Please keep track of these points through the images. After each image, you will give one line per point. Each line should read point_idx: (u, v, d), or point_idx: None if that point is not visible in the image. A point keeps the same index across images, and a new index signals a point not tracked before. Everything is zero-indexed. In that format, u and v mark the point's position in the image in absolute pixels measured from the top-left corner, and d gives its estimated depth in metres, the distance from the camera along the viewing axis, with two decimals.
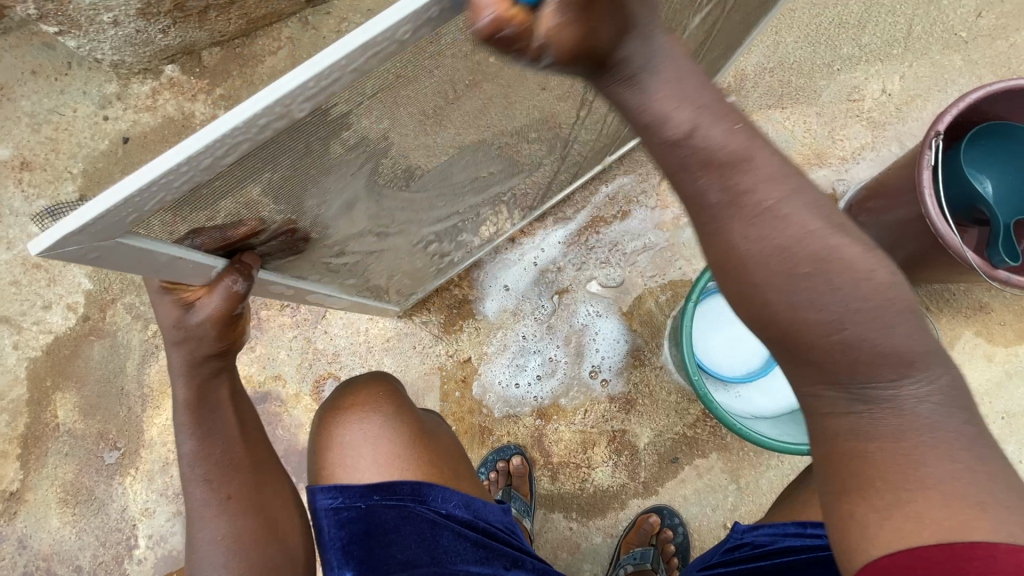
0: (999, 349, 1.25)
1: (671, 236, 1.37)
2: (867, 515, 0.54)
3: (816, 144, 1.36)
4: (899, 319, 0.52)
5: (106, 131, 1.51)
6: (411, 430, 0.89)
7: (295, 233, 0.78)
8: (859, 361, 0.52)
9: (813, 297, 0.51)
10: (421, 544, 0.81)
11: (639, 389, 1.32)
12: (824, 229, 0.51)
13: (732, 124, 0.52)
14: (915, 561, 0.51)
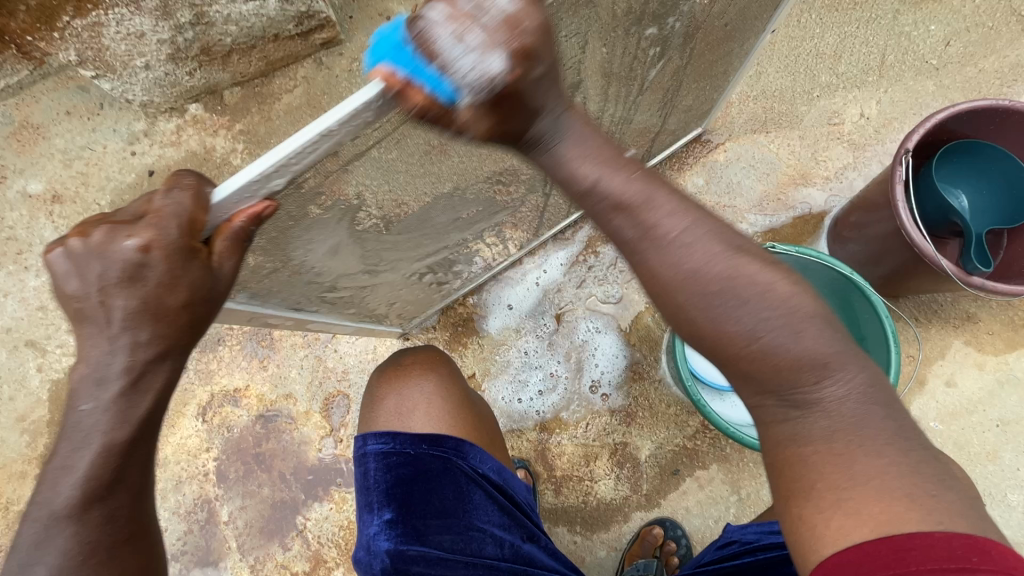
0: (989, 357, 1.28)
1: None
2: (812, 516, 0.54)
3: (800, 164, 1.44)
4: (811, 329, 0.56)
5: (133, 165, 1.62)
6: (459, 398, 0.93)
7: (281, 281, 0.86)
8: (779, 367, 0.56)
9: (748, 315, 0.56)
10: (456, 497, 0.83)
11: (638, 403, 1.36)
12: (725, 251, 0.57)
13: (630, 174, 0.59)
14: (860, 556, 0.50)
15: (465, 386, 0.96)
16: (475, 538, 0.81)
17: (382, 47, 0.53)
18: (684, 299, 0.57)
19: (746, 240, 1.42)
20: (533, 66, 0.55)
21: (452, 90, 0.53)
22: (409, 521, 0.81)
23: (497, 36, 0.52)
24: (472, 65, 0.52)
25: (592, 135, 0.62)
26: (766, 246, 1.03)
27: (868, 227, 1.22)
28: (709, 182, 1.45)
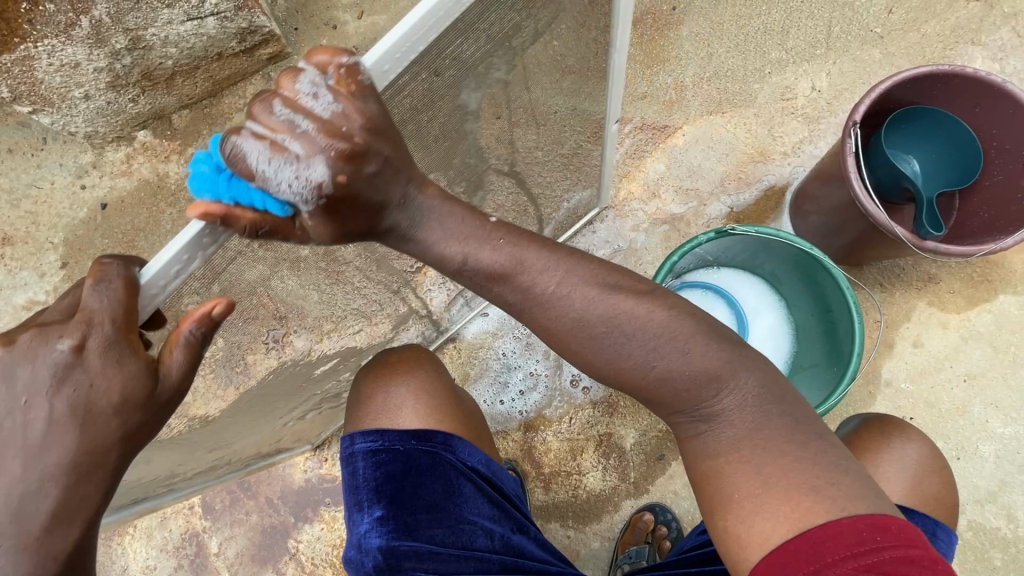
0: (952, 315, 1.31)
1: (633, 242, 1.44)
2: (732, 525, 0.66)
3: (757, 142, 1.46)
4: (691, 346, 0.70)
5: (84, 199, 1.57)
6: (445, 393, 0.91)
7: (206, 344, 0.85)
8: (673, 385, 0.71)
9: (635, 353, 0.70)
10: (446, 490, 0.81)
11: (619, 392, 1.36)
12: (603, 295, 0.71)
13: (496, 242, 0.70)
14: (786, 554, 0.62)
15: (450, 381, 0.95)
16: (466, 531, 0.81)
17: (205, 177, 0.58)
18: (581, 351, 0.73)
19: (711, 222, 1.44)
20: (363, 163, 0.61)
21: (282, 204, 0.60)
22: (401, 516, 0.80)
23: (317, 141, 0.58)
24: (293, 177, 0.57)
25: (456, 220, 0.71)
26: (724, 229, 1.03)
27: (826, 200, 1.24)
28: (670, 167, 1.46)
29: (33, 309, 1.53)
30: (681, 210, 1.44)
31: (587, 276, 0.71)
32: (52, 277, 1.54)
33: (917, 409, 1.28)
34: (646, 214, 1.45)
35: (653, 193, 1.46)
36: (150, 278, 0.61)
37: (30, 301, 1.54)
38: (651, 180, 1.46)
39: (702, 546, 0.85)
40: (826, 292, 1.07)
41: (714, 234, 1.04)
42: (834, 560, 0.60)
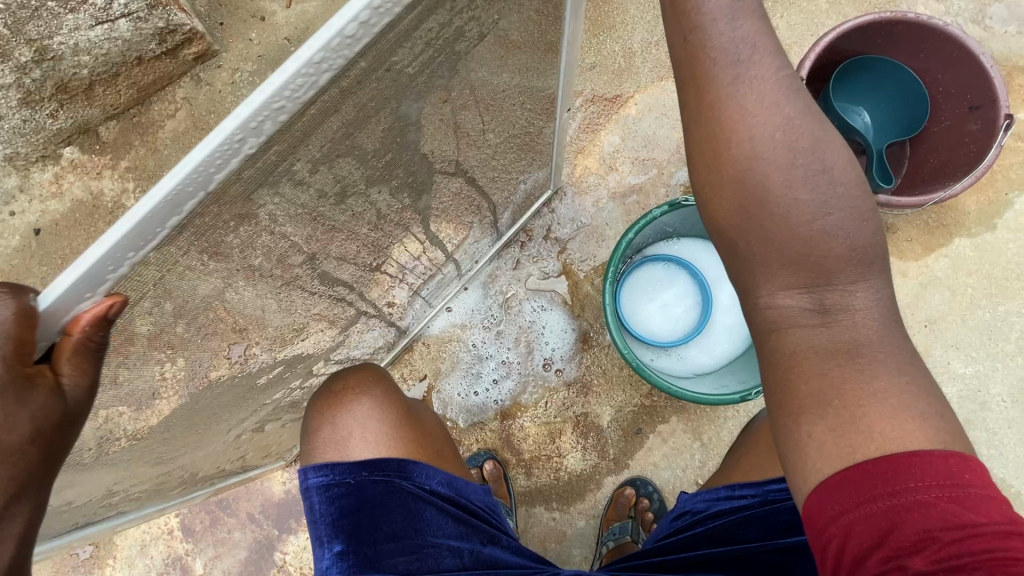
0: (911, 264, 1.33)
1: (594, 219, 1.41)
2: (819, 433, 0.57)
3: None
4: (858, 229, 0.59)
5: (15, 226, 1.47)
6: (400, 413, 0.89)
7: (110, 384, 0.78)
8: (829, 261, 0.59)
9: (811, 193, 0.59)
10: (406, 517, 0.81)
11: (592, 372, 1.36)
12: (817, 127, 0.60)
13: (754, 23, 0.60)
14: (858, 473, 0.54)
15: (405, 400, 0.93)
16: (432, 554, 0.81)
17: None
18: (743, 156, 0.60)
19: (670, 191, 1.41)
20: None
21: None
22: (361, 550, 0.79)
23: None
24: None
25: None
26: (678, 201, 1.02)
27: None
28: (624, 138, 1.43)
29: None
30: (639, 181, 1.42)
31: (788, 75, 0.61)
32: None
33: None
34: (605, 188, 1.42)
35: (610, 167, 1.42)
36: (47, 306, 0.58)
37: None
38: (607, 154, 1.43)
39: (677, 533, 0.87)
40: None
41: (667, 208, 1.03)
42: (915, 487, 0.53)
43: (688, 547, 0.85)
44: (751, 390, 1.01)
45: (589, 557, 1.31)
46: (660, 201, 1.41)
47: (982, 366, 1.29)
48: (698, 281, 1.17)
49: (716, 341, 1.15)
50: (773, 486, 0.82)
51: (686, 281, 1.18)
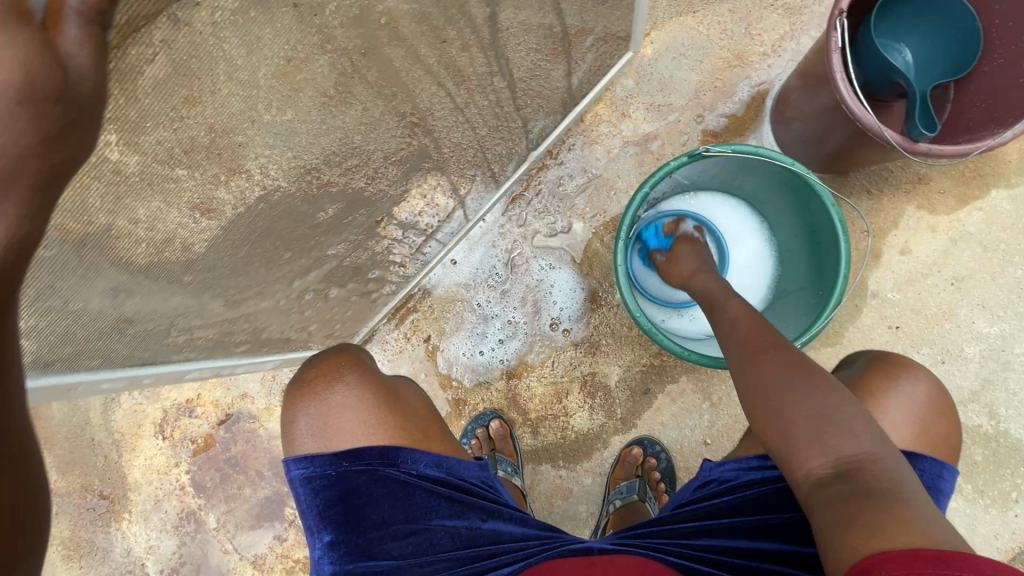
0: (942, 218, 1.25)
1: (605, 171, 1.33)
2: (848, 539, 0.57)
3: (733, 44, 1.31)
4: (802, 360, 0.73)
5: None
6: (379, 396, 0.85)
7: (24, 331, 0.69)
8: (820, 453, 0.65)
9: (776, 381, 0.71)
10: (395, 503, 0.82)
11: (601, 331, 1.32)
12: (749, 315, 0.83)
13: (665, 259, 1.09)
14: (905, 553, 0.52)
15: (386, 381, 0.89)
16: (427, 536, 0.82)
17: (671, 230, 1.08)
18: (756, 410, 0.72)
19: (686, 140, 1.31)
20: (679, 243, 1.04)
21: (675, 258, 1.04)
22: (351, 539, 0.80)
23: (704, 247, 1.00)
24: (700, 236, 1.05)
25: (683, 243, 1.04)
26: (698, 151, 0.93)
27: (809, 104, 1.14)
28: (639, 82, 1.32)
29: None
30: (653, 129, 1.32)
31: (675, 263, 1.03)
32: None
33: (904, 318, 1.25)
34: (617, 137, 1.32)
35: (623, 113, 1.32)
36: None
37: None
38: (620, 99, 1.32)
39: (700, 500, 0.87)
40: (812, 209, 0.98)
41: (686, 159, 0.94)
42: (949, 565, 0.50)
43: (710, 514, 0.86)
44: None
45: (595, 513, 1.31)
46: (675, 151, 1.32)
47: (1007, 325, 1.24)
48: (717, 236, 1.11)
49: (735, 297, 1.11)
50: None
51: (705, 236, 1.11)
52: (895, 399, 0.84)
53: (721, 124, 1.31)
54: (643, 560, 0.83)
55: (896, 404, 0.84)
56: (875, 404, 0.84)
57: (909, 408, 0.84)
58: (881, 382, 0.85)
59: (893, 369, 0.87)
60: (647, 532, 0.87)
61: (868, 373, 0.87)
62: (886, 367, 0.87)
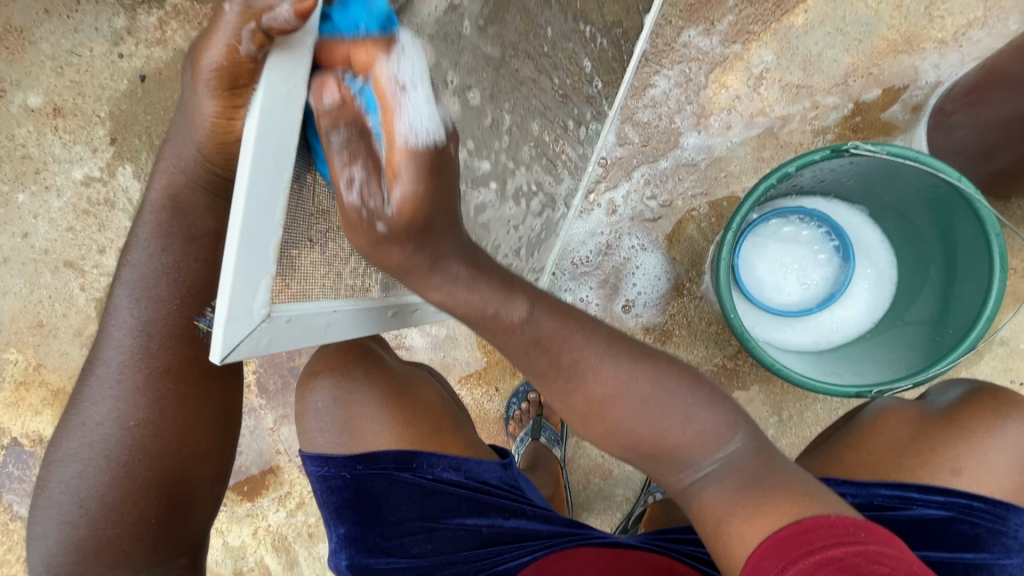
0: None
1: (719, 151, 1.20)
2: (734, 525, 0.59)
3: (905, 25, 1.12)
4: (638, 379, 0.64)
5: (123, 70, 1.43)
6: (387, 390, 0.85)
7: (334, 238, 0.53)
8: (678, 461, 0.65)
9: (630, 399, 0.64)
10: (413, 502, 0.82)
11: (676, 320, 1.24)
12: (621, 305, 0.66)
13: None
14: (778, 541, 0.56)
15: (398, 373, 0.87)
16: (446, 534, 0.83)
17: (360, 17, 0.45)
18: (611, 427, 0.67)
19: (820, 129, 1.16)
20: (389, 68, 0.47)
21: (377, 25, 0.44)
22: (368, 536, 0.82)
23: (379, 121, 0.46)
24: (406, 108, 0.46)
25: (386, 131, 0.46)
26: (844, 147, 0.80)
27: (988, 110, 0.98)
28: (780, 56, 1.17)
29: (90, 185, 1.47)
30: (784, 111, 1.17)
31: None
32: (103, 153, 1.45)
33: None
34: (740, 114, 1.19)
35: (754, 88, 1.18)
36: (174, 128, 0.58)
37: (86, 177, 1.46)
38: (754, 71, 1.18)
39: None
40: (957, 237, 0.84)
41: (829, 154, 0.82)
42: (823, 544, 0.54)
43: None
44: (872, 390, 0.82)
45: (631, 498, 1.29)
46: (805, 140, 1.17)
47: None
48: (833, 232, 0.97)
49: (840, 311, 0.98)
50: (883, 490, 0.71)
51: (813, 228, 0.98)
52: (991, 446, 0.71)
53: (898, 115, 1.14)
54: (670, 563, 0.79)
55: (994, 453, 0.71)
56: (965, 448, 0.72)
57: (1008, 457, 0.71)
58: (979, 420, 0.72)
59: (999, 405, 0.73)
60: (677, 538, 0.83)
61: (965, 407, 0.74)
62: (991, 403, 0.74)
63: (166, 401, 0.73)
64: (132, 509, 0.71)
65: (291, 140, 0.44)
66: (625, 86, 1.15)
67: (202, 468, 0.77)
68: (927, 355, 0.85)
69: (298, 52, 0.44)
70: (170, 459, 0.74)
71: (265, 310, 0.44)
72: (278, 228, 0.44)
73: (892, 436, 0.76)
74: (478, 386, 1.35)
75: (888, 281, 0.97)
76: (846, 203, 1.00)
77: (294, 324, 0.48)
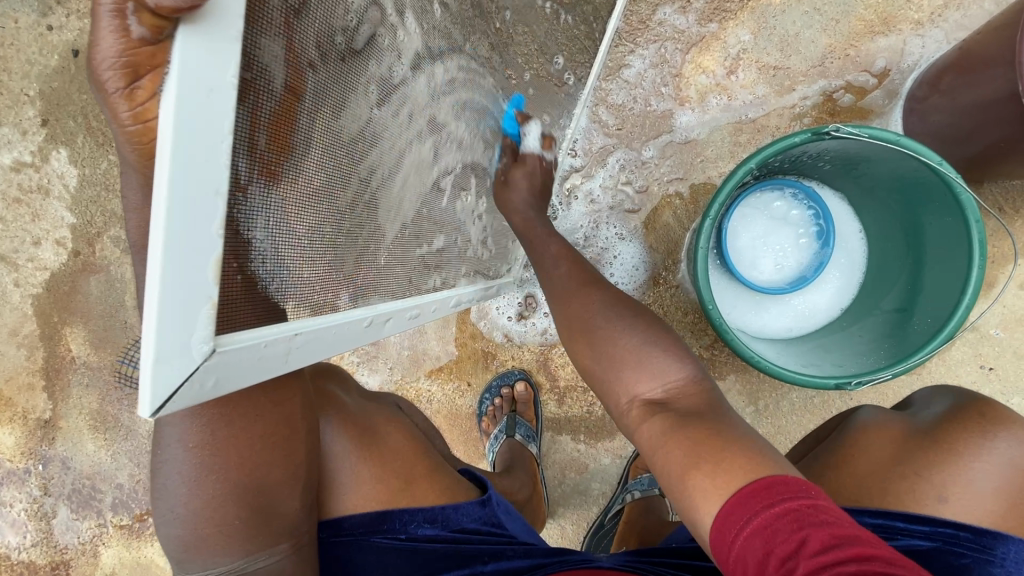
0: None
1: (693, 136, 1.16)
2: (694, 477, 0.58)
3: (883, 6, 1.10)
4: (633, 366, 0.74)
5: (53, 43, 1.29)
6: (350, 434, 0.77)
7: (297, 254, 0.45)
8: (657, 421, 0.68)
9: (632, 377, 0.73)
10: (384, 565, 0.75)
11: (652, 311, 1.20)
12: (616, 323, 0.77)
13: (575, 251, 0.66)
14: (740, 497, 0.54)
15: (356, 414, 0.80)
16: None
17: None
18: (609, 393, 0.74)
19: (797, 113, 1.13)
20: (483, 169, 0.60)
21: None
22: None
23: None
24: None
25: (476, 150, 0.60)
26: (825, 129, 0.77)
27: (966, 93, 0.96)
28: (757, 36, 1.13)
29: (21, 171, 1.34)
30: (762, 94, 1.14)
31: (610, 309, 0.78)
32: (34, 136, 1.32)
33: (999, 359, 1.10)
34: (715, 94, 1.15)
35: (730, 70, 1.14)
36: None
37: (16, 162, 1.33)
38: (731, 51, 1.14)
39: None
40: (934, 225, 0.83)
41: (809, 138, 0.78)
42: (786, 500, 0.51)
43: None
44: (851, 381, 0.80)
45: (607, 493, 1.26)
46: (782, 124, 1.14)
47: None
48: (813, 216, 0.96)
49: (816, 299, 0.97)
50: (867, 518, 0.68)
51: (793, 214, 0.97)
52: (974, 461, 0.68)
53: (870, 100, 1.11)
54: None
55: (977, 466, 0.68)
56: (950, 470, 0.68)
57: (993, 474, 0.67)
58: (962, 437, 0.69)
59: (983, 421, 0.70)
60: (654, 556, 0.79)
61: (946, 424, 0.71)
62: (974, 420, 0.70)
63: (215, 424, 0.57)
64: (215, 514, 0.60)
65: (224, 133, 0.35)
66: (598, 66, 1.10)
67: (283, 467, 0.64)
68: (901, 344, 0.84)
69: (219, 32, 0.34)
70: (239, 471, 0.60)
71: (208, 346, 0.37)
72: (220, 242, 0.36)
73: (873, 460, 0.72)
74: (450, 381, 1.30)
75: (867, 270, 0.96)
76: (827, 186, 0.97)
77: (241, 358, 0.41)
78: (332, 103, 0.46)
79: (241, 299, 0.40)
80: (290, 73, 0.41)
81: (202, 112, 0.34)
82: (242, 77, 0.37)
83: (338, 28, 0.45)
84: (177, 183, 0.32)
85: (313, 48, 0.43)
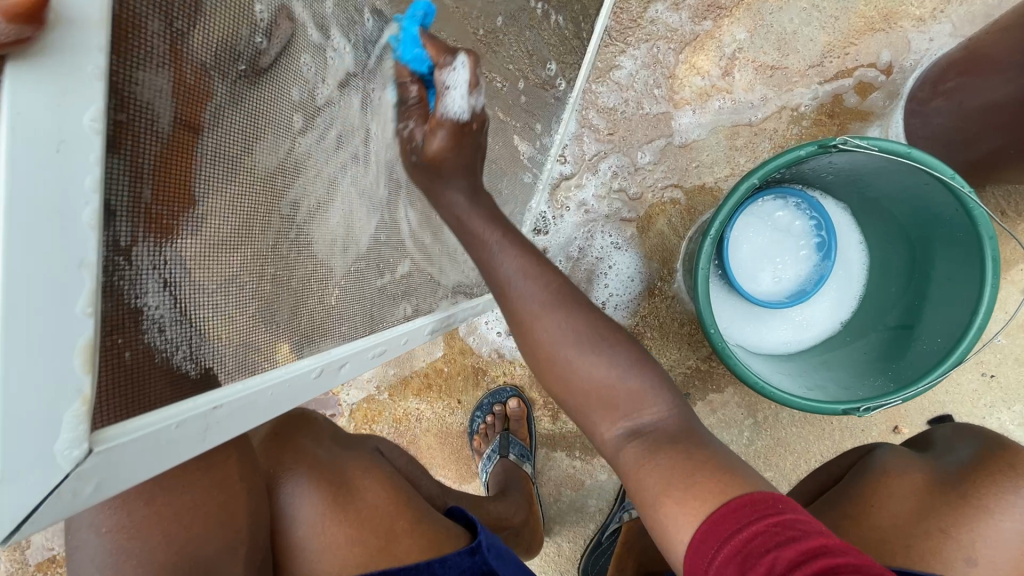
0: None
1: (688, 140, 1.11)
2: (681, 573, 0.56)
3: (883, 2, 1.05)
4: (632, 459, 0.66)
5: None
6: (325, 490, 0.73)
7: (211, 315, 0.39)
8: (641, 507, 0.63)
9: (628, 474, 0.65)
10: None
11: (647, 323, 1.16)
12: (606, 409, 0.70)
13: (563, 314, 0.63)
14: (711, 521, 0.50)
15: (332, 467, 0.77)
16: None
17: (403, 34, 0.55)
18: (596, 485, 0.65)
19: (796, 116, 1.08)
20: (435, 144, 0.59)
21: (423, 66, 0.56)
22: None
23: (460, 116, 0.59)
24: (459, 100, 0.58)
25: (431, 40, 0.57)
26: (831, 142, 0.72)
27: (970, 98, 0.91)
28: (753, 34, 1.07)
29: None
30: (759, 96, 1.09)
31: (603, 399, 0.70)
32: None
33: (1001, 367, 1.07)
34: (710, 96, 1.10)
35: (725, 70, 1.09)
36: None
37: None
38: (726, 51, 1.08)
39: None
40: (943, 240, 0.79)
41: (815, 149, 0.74)
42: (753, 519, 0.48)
43: None
44: (859, 406, 0.76)
45: (604, 509, 1.23)
46: (779, 127, 1.09)
47: None
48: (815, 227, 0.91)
49: (816, 313, 0.93)
50: None
51: (795, 226, 0.92)
52: None
53: (870, 101, 1.07)
54: None
55: None
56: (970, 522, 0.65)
57: None
58: None
59: None
60: None
61: None
62: None
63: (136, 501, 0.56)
64: None
65: (83, 191, 0.29)
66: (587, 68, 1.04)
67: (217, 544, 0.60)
68: (904, 364, 0.80)
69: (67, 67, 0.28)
70: (167, 550, 0.57)
71: (82, 449, 0.30)
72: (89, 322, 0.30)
73: (896, 511, 0.73)
74: (439, 399, 1.25)
75: (869, 284, 0.92)
76: (831, 196, 0.93)
77: (144, 449, 0.34)
78: (243, 136, 0.39)
79: (126, 386, 0.33)
80: (178, 106, 0.34)
81: (49, 167, 0.28)
82: (106, 116, 0.30)
83: (243, 46, 0.37)
84: (13, 257, 0.26)
85: (212, 75, 0.36)
